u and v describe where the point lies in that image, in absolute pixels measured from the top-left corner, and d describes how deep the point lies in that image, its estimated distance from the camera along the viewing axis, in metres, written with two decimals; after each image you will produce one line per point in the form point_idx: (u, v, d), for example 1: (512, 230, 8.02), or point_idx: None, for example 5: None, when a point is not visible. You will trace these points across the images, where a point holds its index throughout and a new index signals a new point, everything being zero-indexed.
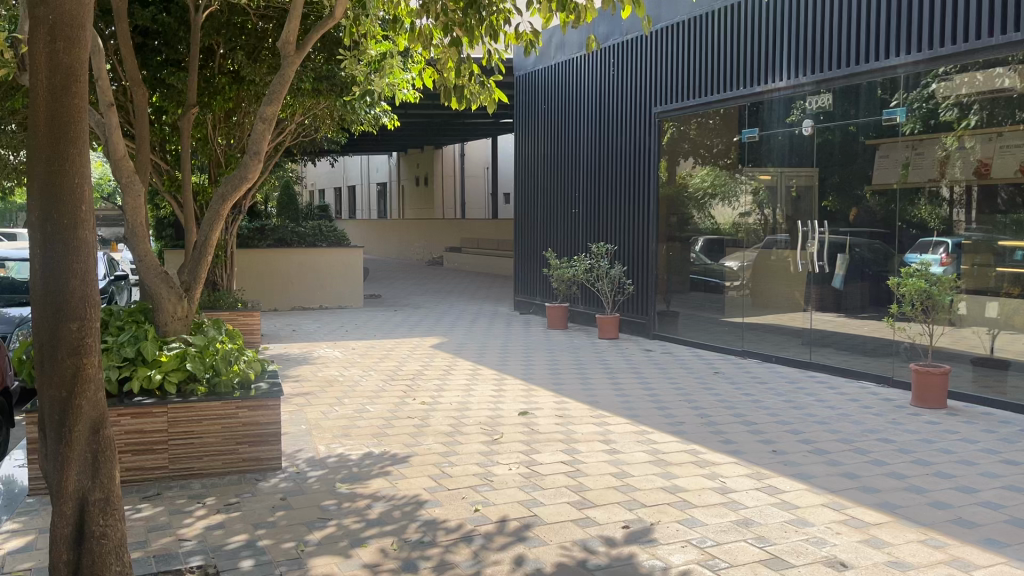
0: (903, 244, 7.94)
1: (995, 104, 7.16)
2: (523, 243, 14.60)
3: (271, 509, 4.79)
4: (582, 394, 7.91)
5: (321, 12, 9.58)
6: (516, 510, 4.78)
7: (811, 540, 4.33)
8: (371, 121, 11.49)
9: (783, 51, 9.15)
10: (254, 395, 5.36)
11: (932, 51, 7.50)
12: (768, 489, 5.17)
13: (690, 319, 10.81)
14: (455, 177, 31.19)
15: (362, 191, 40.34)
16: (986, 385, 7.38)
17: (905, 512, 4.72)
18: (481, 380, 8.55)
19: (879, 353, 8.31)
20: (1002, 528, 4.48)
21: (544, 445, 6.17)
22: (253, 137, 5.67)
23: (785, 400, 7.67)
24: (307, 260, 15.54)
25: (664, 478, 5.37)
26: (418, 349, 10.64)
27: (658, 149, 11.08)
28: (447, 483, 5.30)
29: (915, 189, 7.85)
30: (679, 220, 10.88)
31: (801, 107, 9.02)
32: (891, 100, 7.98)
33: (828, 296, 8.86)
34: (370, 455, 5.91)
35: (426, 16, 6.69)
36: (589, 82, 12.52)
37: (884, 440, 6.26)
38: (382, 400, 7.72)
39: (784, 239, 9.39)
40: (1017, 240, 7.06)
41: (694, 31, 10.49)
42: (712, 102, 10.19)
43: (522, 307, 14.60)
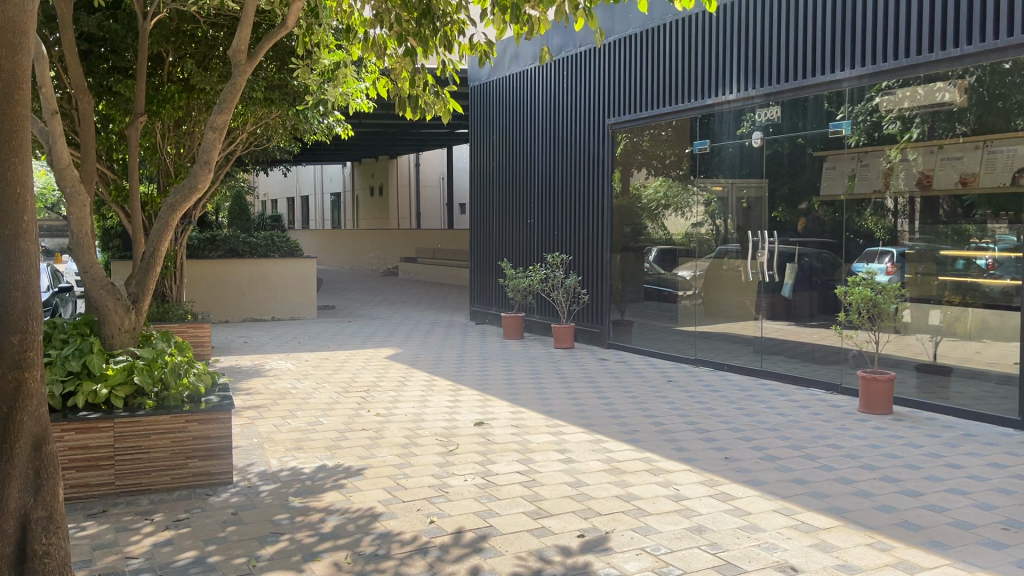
0: (850, 253, 8.12)
1: (935, 118, 7.36)
2: (479, 253, 14.61)
3: (221, 525, 4.71)
4: (537, 404, 7.93)
5: (273, 21, 9.53)
6: (471, 521, 4.77)
7: (762, 545, 4.39)
8: (324, 131, 11.41)
9: (732, 65, 9.33)
10: (205, 408, 5.27)
11: (876, 66, 7.70)
12: (721, 495, 5.23)
13: (644, 329, 10.91)
14: (410, 188, 31.10)
15: (316, 201, 39.96)
16: (930, 391, 7.57)
17: (853, 516, 4.82)
18: (436, 392, 8.52)
19: (828, 361, 8.48)
20: (946, 530, 4.59)
21: (499, 455, 6.17)
22: (203, 145, 5.59)
23: (737, 408, 7.78)
24: (260, 271, 15.34)
25: (619, 487, 5.40)
26: (373, 361, 10.55)
27: (612, 160, 11.20)
28: (402, 495, 5.26)
29: (861, 200, 8.04)
30: (633, 230, 11.01)
31: (751, 119, 9.19)
32: (837, 112, 8.17)
33: (778, 304, 9.03)
34: (323, 468, 5.84)
35: (380, 26, 6.69)
36: (543, 93, 12.62)
37: (832, 446, 6.38)
38: (335, 413, 7.63)
39: (735, 249, 9.53)
40: (958, 249, 7.28)
41: (646, 44, 10.64)
42: (664, 114, 10.34)
43: (478, 317, 14.60)
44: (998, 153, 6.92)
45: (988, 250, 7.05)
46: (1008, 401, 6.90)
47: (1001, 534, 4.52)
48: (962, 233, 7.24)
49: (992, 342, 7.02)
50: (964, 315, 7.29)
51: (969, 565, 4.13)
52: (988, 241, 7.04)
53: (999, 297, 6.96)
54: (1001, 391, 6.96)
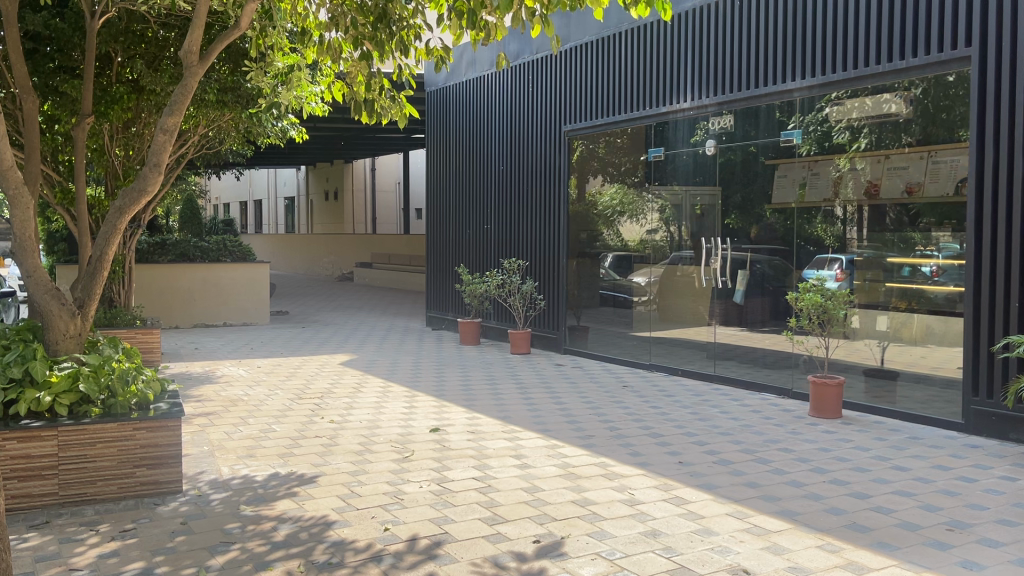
0: (801, 260, 8.28)
1: (882, 128, 7.51)
2: (435, 259, 14.56)
3: (170, 534, 4.61)
4: (494, 410, 7.92)
5: (226, 22, 9.41)
6: (426, 528, 4.74)
7: (715, 549, 4.44)
8: (278, 134, 11.27)
9: (686, 74, 9.45)
10: (153, 415, 5.15)
11: (826, 76, 7.88)
12: (674, 499, 5.28)
13: (599, 334, 10.97)
14: (365, 193, 30.90)
15: (269, 206, 39.46)
16: (877, 395, 7.74)
17: (804, 519, 4.90)
18: (392, 398, 8.47)
19: (778, 366, 8.62)
20: (893, 532, 4.69)
21: (455, 461, 6.14)
22: (153, 147, 5.48)
23: (691, 412, 7.86)
24: (211, 276, 15.09)
25: (574, 492, 5.41)
26: (328, 367, 10.45)
27: (568, 167, 11.26)
28: (356, 503, 5.20)
29: (811, 208, 8.19)
30: (589, 236, 11.08)
31: (704, 128, 9.32)
32: (788, 122, 8.33)
33: (731, 310, 9.14)
34: (276, 476, 5.76)
35: (335, 29, 6.65)
36: (500, 99, 12.65)
37: (784, 450, 6.48)
38: (288, 420, 7.52)
39: (689, 255, 9.65)
40: (904, 257, 7.41)
41: (602, 51, 10.72)
42: (619, 122, 10.44)
43: (434, 323, 14.55)
44: (941, 164, 7.05)
45: (932, 257, 7.19)
46: (952, 405, 7.08)
47: (946, 536, 4.63)
48: (908, 241, 7.37)
49: (938, 347, 7.20)
50: (910, 320, 7.45)
51: (915, 565, 4.22)
52: (932, 249, 7.18)
53: (944, 302, 7.14)
54: (945, 395, 7.14)
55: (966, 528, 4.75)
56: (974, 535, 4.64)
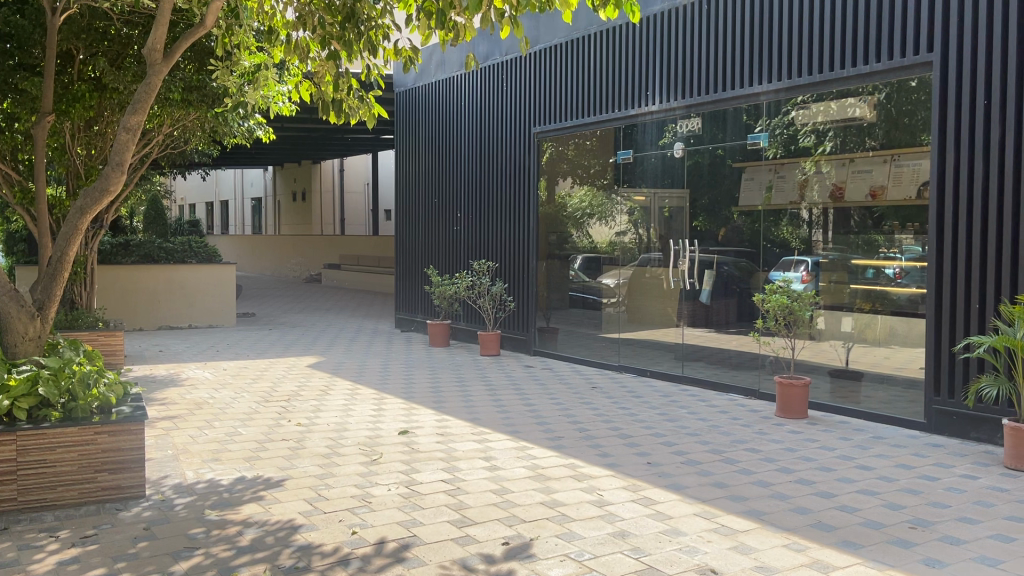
0: (767, 262, 8.36)
1: (847, 132, 7.60)
2: (404, 260, 14.50)
3: (132, 540, 4.53)
4: (463, 411, 7.90)
5: (190, 20, 9.30)
6: (395, 531, 4.71)
7: (683, 549, 4.46)
8: (244, 134, 11.15)
9: (654, 77, 9.50)
10: (115, 419, 5.07)
11: (792, 80, 7.97)
12: (643, 500, 5.30)
13: (569, 336, 10.99)
14: (333, 194, 30.70)
15: (236, 207, 39.05)
16: (842, 395, 7.84)
17: (771, 519, 4.94)
18: (360, 401, 8.40)
19: (745, 367, 8.70)
20: (858, 530, 4.75)
21: (424, 464, 6.11)
22: (116, 147, 5.39)
23: (659, 413, 7.90)
24: (176, 277, 14.88)
25: (543, 494, 5.41)
26: (295, 369, 10.34)
27: (538, 168, 11.27)
28: (323, 506, 5.15)
29: (778, 211, 8.27)
30: (558, 238, 11.11)
31: (672, 130, 9.38)
32: (755, 125, 8.41)
33: (698, 311, 9.21)
34: (242, 480, 5.69)
35: (303, 29, 6.60)
36: (469, 101, 12.64)
37: (751, 450, 6.53)
38: (255, 423, 7.44)
39: (657, 257, 9.70)
40: (868, 259, 7.52)
41: (571, 54, 10.74)
42: (589, 124, 10.47)
43: (403, 325, 14.47)
44: (904, 167, 7.16)
45: (895, 260, 7.29)
46: (915, 405, 7.19)
47: (909, 534, 4.69)
48: (872, 243, 7.48)
49: (901, 347, 7.31)
50: (874, 321, 7.54)
51: (879, 563, 4.27)
52: (895, 251, 7.29)
53: (906, 303, 7.25)
54: (908, 395, 7.24)
55: (928, 526, 4.82)
56: (937, 532, 4.71)
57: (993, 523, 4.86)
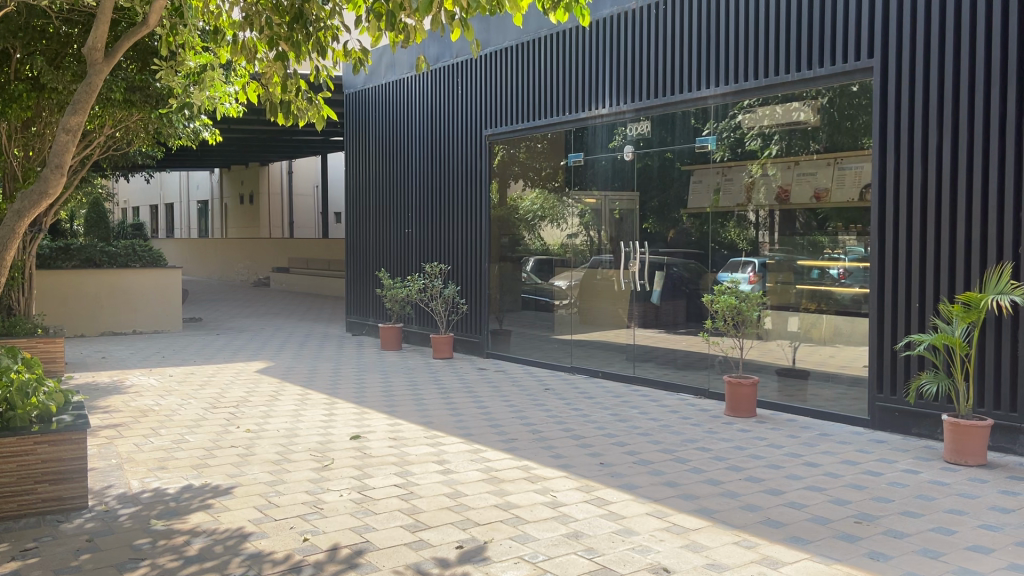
0: (716, 263, 8.48)
1: (792, 135, 7.75)
2: (354, 264, 14.40)
3: (75, 552, 4.40)
4: (416, 415, 7.85)
5: (133, 19, 9.10)
6: (347, 537, 4.66)
7: (636, 548, 4.49)
8: (190, 135, 10.98)
9: (604, 80, 9.58)
10: (56, 428, 4.92)
11: (738, 85, 8.10)
12: (595, 500, 5.32)
13: (521, 338, 11.01)
14: (282, 196, 30.31)
15: (181, 210, 38.30)
16: (789, 394, 7.99)
17: (721, 516, 5.01)
18: (310, 406, 8.30)
19: (695, 367, 8.80)
20: (806, 526, 4.84)
21: (376, 469, 6.05)
22: (55, 149, 5.24)
23: (611, 414, 7.96)
24: (120, 282, 14.54)
25: (497, 496, 5.41)
26: (244, 374, 10.18)
27: (489, 171, 11.27)
28: (274, 513, 5.08)
29: (725, 213, 8.40)
30: (510, 241, 11.12)
31: (622, 133, 9.47)
32: (702, 129, 8.54)
33: (649, 312, 9.30)
34: (189, 488, 5.57)
35: (250, 29, 6.49)
36: (419, 103, 12.60)
37: (701, 449, 6.61)
38: (202, 430, 7.30)
39: (608, 259, 9.78)
40: (813, 260, 7.67)
41: (522, 56, 10.77)
42: (540, 127, 10.50)
43: (354, 329, 14.34)
44: (847, 170, 7.33)
45: (840, 260, 7.46)
46: (859, 402, 7.36)
47: (855, 529, 4.80)
48: (817, 244, 7.63)
49: (846, 346, 7.47)
50: (819, 321, 7.71)
51: (826, 558, 4.36)
52: (840, 252, 7.45)
53: (850, 303, 7.41)
54: (852, 392, 7.41)
55: (873, 520, 4.94)
56: (881, 527, 4.82)
57: (935, 516, 4.99)
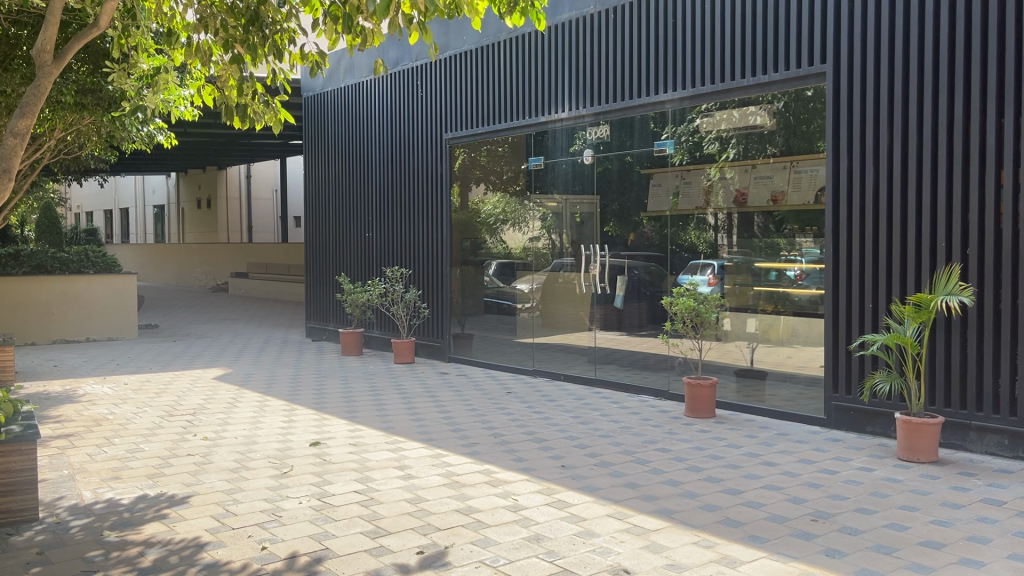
0: (675, 266, 8.56)
1: (749, 139, 7.86)
2: (314, 268, 14.28)
3: (24, 566, 4.30)
4: (377, 421, 7.80)
5: (84, 20, 8.91)
6: (306, 544, 4.61)
7: (597, 550, 4.51)
8: (144, 138, 10.80)
9: (564, 84, 9.63)
10: (4, 439, 4.79)
11: (695, 89, 8.19)
12: (557, 503, 5.34)
13: (483, 341, 11.01)
14: (241, 201, 29.95)
15: (136, 215, 37.63)
16: (747, 394, 8.09)
17: (680, 517, 5.05)
18: (269, 412, 8.21)
19: (655, 368, 8.87)
20: (764, 525, 4.90)
21: (336, 475, 6.00)
22: (2, 153, 5.11)
23: (572, 416, 7.99)
24: (72, 289, 14.24)
25: (458, 500, 5.39)
26: (201, 382, 10.02)
27: (450, 175, 11.26)
28: (231, 522, 5.01)
29: (685, 216, 8.48)
30: (472, 244, 11.10)
31: (582, 137, 9.52)
32: (661, 132, 8.61)
33: (610, 315, 9.36)
34: (144, 498, 5.47)
35: (204, 31, 6.40)
36: (379, 107, 12.53)
37: (661, 450, 6.67)
38: (158, 438, 7.17)
39: (569, 262, 9.83)
40: (771, 262, 7.77)
41: (481, 60, 10.77)
42: (500, 131, 10.51)
43: (315, 334, 14.22)
44: (803, 173, 7.45)
45: (796, 262, 7.57)
46: (816, 402, 7.47)
47: (812, 526, 4.87)
48: (774, 247, 7.74)
49: (802, 346, 7.59)
50: (777, 322, 7.82)
51: (783, 556, 4.41)
52: (796, 254, 7.57)
53: (807, 304, 7.53)
54: (809, 392, 7.52)
55: (828, 518, 5.01)
56: (836, 524, 4.90)
57: (888, 513, 5.09)
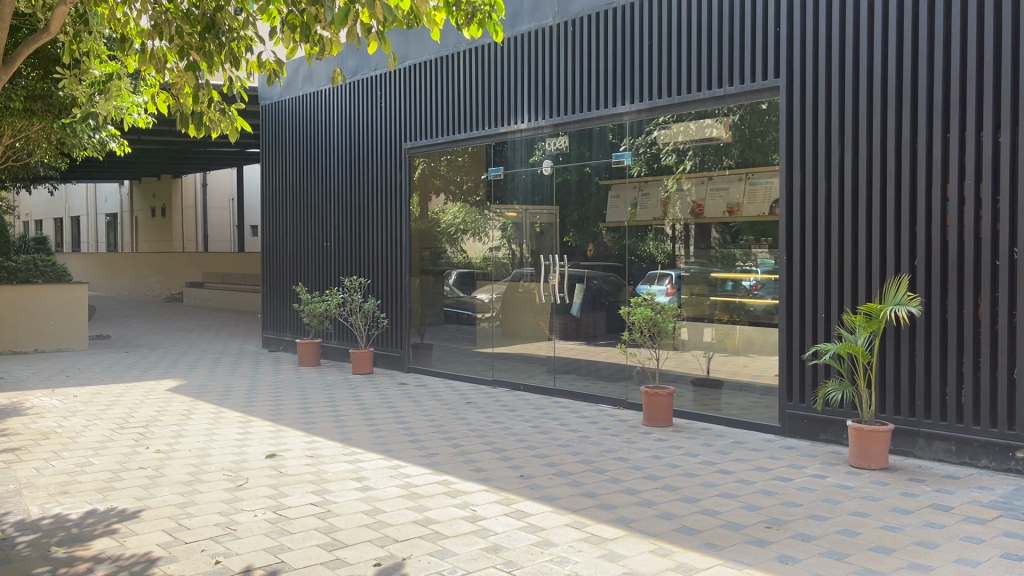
0: (634, 276, 8.65)
1: (705, 151, 7.97)
2: (271, 278, 14.14)
3: None
4: (334, 432, 7.73)
5: (34, 25, 8.74)
6: (261, 558, 4.55)
7: (555, 560, 4.51)
8: (95, 145, 10.63)
9: (523, 95, 9.67)
10: None
11: (653, 102, 8.29)
12: (515, 513, 5.34)
13: (443, 352, 10.98)
14: (197, 210, 29.54)
15: (88, 223, 36.87)
16: (704, 403, 8.18)
17: (638, 525, 5.09)
18: (225, 424, 8.08)
19: (614, 378, 8.92)
20: (719, 532, 4.96)
21: (293, 487, 5.93)
22: None
23: (532, 426, 8.00)
24: (21, 299, 13.91)
25: (416, 512, 5.36)
26: (154, 394, 9.84)
27: (409, 184, 11.23)
28: (184, 536, 4.92)
29: (643, 227, 8.57)
30: (432, 254, 11.08)
31: (541, 148, 9.58)
32: (619, 144, 8.70)
33: (569, 324, 9.41)
34: (93, 513, 5.35)
35: (159, 38, 6.31)
36: (338, 116, 12.46)
37: (619, 459, 6.71)
38: (108, 451, 7.02)
39: (529, 272, 9.86)
40: (726, 272, 7.88)
41: (440, 69, 10.77)
42: (459, 141, 10.51)
43: (271, 344, 14.05)
44: (758, 185, 7.58)
45: (752, 272, 7.69)
46: (770, 410, 7.59)
47: (766, 534, 4.93)
48: (730, 257, 7.85)
49: (758, 355, 7.69)
50: (732, 331, 7.91)
51: (738, 563, 4.47)
52: (752, 264, 7.69)
53: (763, 314, 7.63)
54: (764, 401, 7.63)
55: (782, 525, 5.09)
56: (790, 530, 4.98)
57: (840, 519, 5.18)
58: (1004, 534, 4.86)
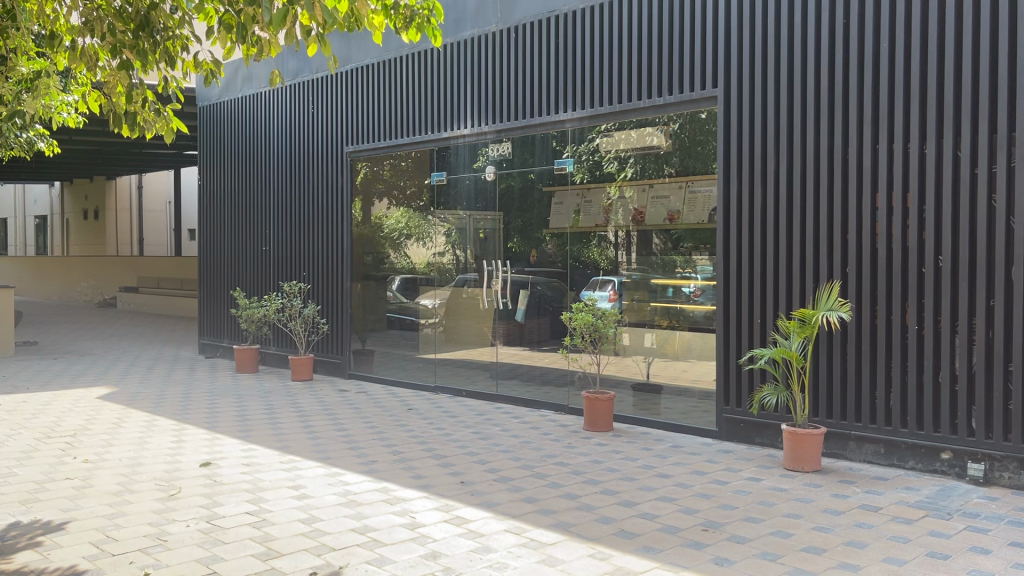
0: (577, 282, 8.72)
1: (646, 159, 8.08)
2: (208, 283, 13.85)
3: None
4: (272, 439, 7.59)
5: None
6: (192, 569, 4.44)
7: (493, 566, 4.50)
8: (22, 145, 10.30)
9: (466, 100, 9.66)
10: None
11: (594, 109, 8.36)
12: (455, 519, 5.31)
13: (385, 357, 10.89)
14: (133, 212, 28.80)
15: (15, 225, 35.62)
16: (644, 408, 8.26)
17: (577, 529, 5.12)
18: (157, 432, 7.87)
19: (556, 383, 8.96)
20: (657, 536, 5.01)
21: (227, 496, 5.81)
22: None
23: (473, 432, 7.98)
24: None
25: (355, 520, 5.30)
26: (83, 401, 9.53)
27: (351, 188, 11.12)
28: (112, 548, 4.77)
29: (586, 233, 8.65)
30: (375, 259, 10.98)
31: (484, 154, 9.57)
32: (562, 151, 8.76)
33: (512, 330, 9.44)
34: (15, 525, 5.16)
35: (91, 35, 6.12)
36: (278, 119, 12.28)
37: (559, 464, 6.73)
38: (33, 462, 6.77)
39: (473, 278, 9.85)
40: (667, 278, 7.98)
41: (383, 74, 10.70)
42: (402, 145, 10.46)
43: (208, 350, 13.76)
44: (697, 193, 7.70)
45: (691, 279, 7.79)
46: (708, 414, 7.70)
47: (702, 536, 5.00)
48: (670, 263, 7.94)
49: (696, 360, 7.81)
50: (672, 336, 8.02)
51: (674, 565, 4.52)
52: (691, 271, 7.79)
53: (702, 320, 7.74)
54: (702, 406, 7.74)
55: (718, 527, 5.16)
56: (725, 532, 5.05)
57: (774, 520, 5.28)
58: (929, 533, 5.01)
